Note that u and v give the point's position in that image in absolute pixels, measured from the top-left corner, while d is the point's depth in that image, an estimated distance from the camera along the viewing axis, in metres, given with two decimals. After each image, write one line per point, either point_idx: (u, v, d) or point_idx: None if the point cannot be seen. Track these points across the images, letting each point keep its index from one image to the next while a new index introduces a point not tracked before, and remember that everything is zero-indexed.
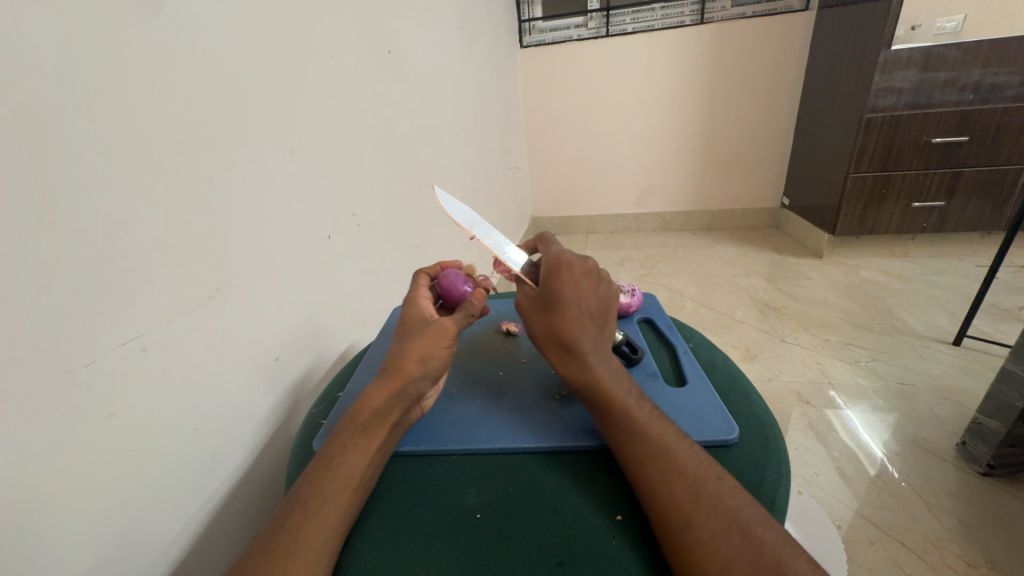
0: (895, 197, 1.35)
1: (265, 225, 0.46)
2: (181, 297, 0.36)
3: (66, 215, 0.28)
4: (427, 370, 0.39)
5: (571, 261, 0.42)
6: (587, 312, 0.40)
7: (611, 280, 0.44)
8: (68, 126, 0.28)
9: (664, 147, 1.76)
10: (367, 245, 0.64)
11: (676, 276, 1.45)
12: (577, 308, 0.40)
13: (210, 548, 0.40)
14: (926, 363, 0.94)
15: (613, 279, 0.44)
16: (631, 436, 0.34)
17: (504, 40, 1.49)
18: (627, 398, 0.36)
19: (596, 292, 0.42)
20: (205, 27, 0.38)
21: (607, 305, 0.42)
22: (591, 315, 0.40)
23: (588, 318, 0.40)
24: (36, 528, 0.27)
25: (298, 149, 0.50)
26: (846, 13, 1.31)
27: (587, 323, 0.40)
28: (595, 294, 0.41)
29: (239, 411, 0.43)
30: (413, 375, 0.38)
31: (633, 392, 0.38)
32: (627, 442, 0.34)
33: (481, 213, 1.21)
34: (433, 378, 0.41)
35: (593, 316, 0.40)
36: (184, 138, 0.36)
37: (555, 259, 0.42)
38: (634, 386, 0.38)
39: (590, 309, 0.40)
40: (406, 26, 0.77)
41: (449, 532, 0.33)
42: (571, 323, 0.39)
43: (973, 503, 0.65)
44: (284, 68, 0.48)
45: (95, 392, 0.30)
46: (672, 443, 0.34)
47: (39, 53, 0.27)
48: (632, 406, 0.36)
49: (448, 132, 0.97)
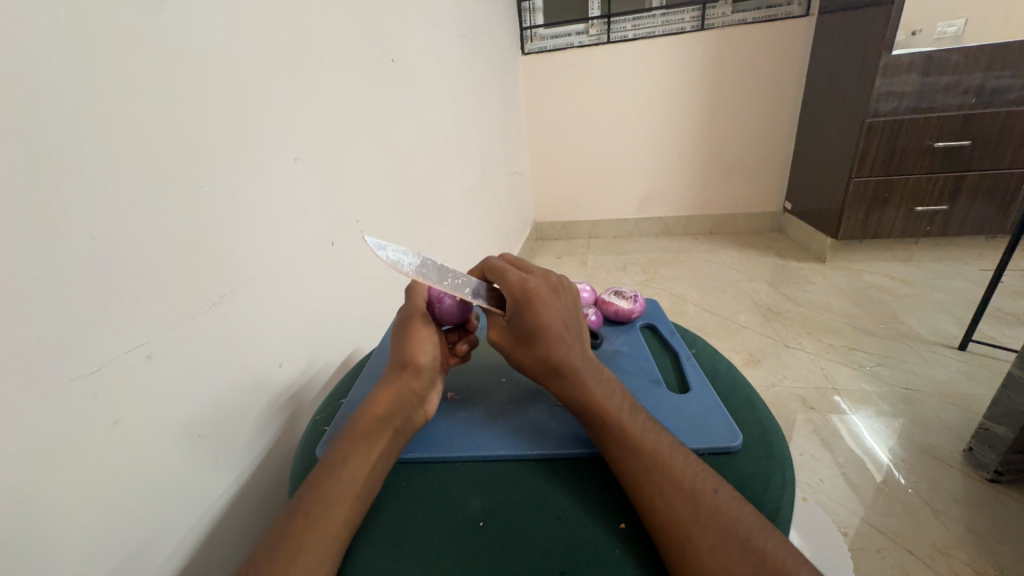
0: (898, 202, 1.34)
1: (268, 231, 0.46)
2: (186, 304, 0.37)
3: (74, 224, 0.29)
4: (425, 371, 0.41)
5: (537, 287, 0.41)
6: (567, 331, 0.40)
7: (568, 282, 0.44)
8: (75, 135, 0.29)
9: (666, 152, 1.77)
10: (369, 252, 0.65)
11: (678, 281, 1.45)
12: (557, 328, 0.40)
13: (212, 556, 0.39)
14: (932, 368, 0.94)
15: (572, 282, 0.44)
16: (630, 446, 0.34)
17: (506, 47, 1.50)
18: (618, 409, 0.37)
19: (566, 309, 0.41)
20: (206, 37, 0.38)
21: (578, 315, 0.43)
22: (571, 332, 0.40)
23: (569, 334, 0.40)
24: (39, 534, 0.27)
25: (301, 157, 0.51)
26: (847, 18, 1.31)
27: (571, 339, 0.40)
28: (566, 308, 0.41)
29: (242, 418, 0.43)
30: (409, 375, 0.40)
31: (626, 401, 0.38)
32: (622, 454, 0.34)
33: (483, 218, 1.22)
34: (432, 378, 0.42)
35: (573, 330, 0.41)
36: (189, 148, 0.37)
37: (520, 288, 0.40)
38: (627, 396, 0.39)
39: (567, 326, 0.41)
40: (408, 34, 0.78)
41: (452, 540, 0.33)
42: (556, 346, 0.39)
43: (981, 510, 0.64)
44: (287, 76, 0.48)
45: (101, 400, 0.31)
46: (665, 453, 0.34)
47: (45, 63, 0.27)
48: (623, 417, 0.36)
49: (450, 138, 0.98)
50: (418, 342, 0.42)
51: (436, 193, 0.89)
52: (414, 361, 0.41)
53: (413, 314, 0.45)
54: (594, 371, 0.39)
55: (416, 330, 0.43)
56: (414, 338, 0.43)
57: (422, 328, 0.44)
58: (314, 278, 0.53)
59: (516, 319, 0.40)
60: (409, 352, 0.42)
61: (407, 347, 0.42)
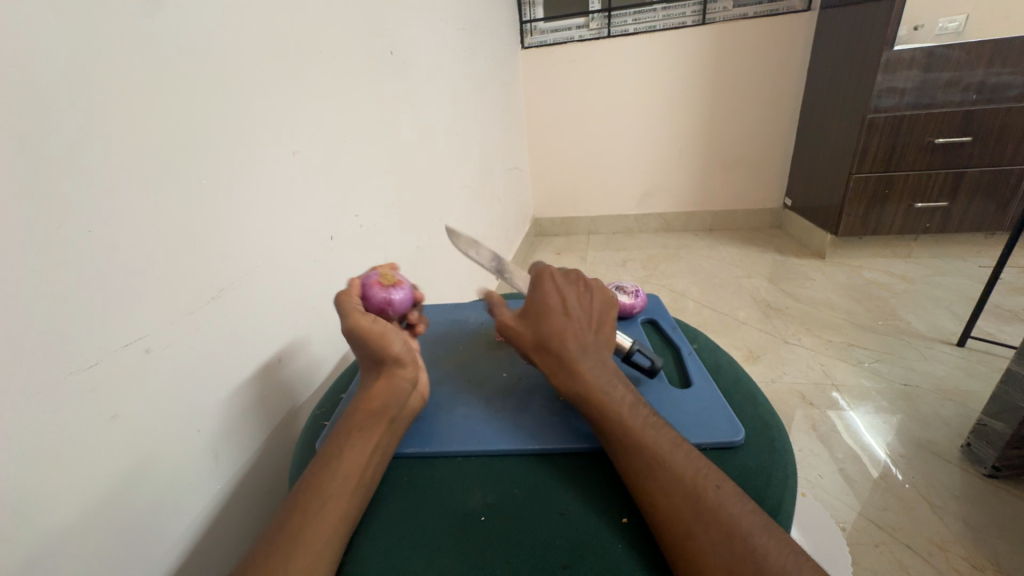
0: (897, 198, 1.34)
1: (266, 224, 0.45)
2: (184, 298, 0.36)
3: (71, 216, 0.28)
4: (406, 360, 0.40)
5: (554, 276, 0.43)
6: (573, 321, 0.41)
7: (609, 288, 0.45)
8: (72, 124, 0.28)
9: (666, 148, 1.76)
10: (368, 246, 0.64)
11: (678, 277, 1.45)
12: (558, 315, 0.41)
13: (212, 551, 0.39)
14: (930, 364, 0.94)
15: (605, 285, 0.44)
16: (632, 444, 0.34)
17: (505, 41, 1.48)
18: (619, 404, 0.36)
19: (583, 302, 0.42)
20: (202, 27, 0.38)
21: (598, 313, 0.42)
22: (576, 323, 0.41)
23: (575, 325, 0.41)
24: (36, 532, 0.27)
25: (299, 150, 0.50)
26: (848, 13, 1.30)
27: (575, 330, 0.41)
28: (581, 303, 0.42)
29: (239, 412, 0.42)
30: (393, 367, 0.39)
31: (627, 396, 0.37)
32: (623, 453, 0.34)
33: (483, 212, 1.21)
34: (414, 362, 0.41)
35: (581, 321, 0.41)
36: (186, 139, 0.36)
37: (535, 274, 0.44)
38: (630, 391, 0.38)
39: (575, 317, 0.41)
40: (406, 26, 0.77)
41: (454, 536, 0.33)
42: (557, 329, 0.40)
43: (979, 506, 0.65)
44: (285, 70, 0.48)
45: (99, 394, 0.30)
46: (667, 450, 0.33)
47: (42, 51, 0.27)
48: (625, 413, 0.36)
49: (449, 131, 0.97)
50: (381, 337, 0.39)
51: (435, 188, 0.89)
52: (387, 354, 0.39)
53: (353, 314, 0.39)
54: (596, 364, 0.39)
55: (373, 330, 0.39)
56: (375, 335, 0.39)
57: (375, 333, 0.39)
58: (311, 274, 0.52)
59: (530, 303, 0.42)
60: (381, 349, 0.39)
61: (376, 343, 0.39)
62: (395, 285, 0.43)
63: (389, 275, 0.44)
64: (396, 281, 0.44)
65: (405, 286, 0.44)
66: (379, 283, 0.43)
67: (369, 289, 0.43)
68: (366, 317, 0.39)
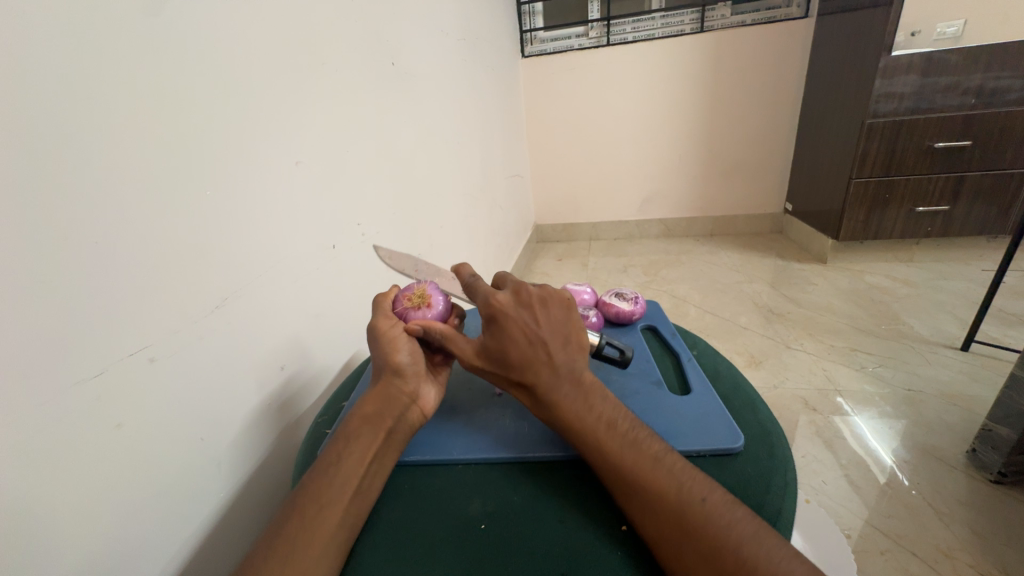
0: (899, 202, 1.34)
1: (268, 233, 0.46)
2: (187, 308, 0.37)
3: (74, 229, 0.29)
4: (406, 370, 0.40)
5: (503, 304, 0.40)
6: (540, 346, 0.38)
7: (562, 293, 0.43)
8: (76, 139, 0.29)
9: (666, 154, 1.77)
10: (370, 255, 0.65)
11: (680, 282, 1.45)
12: (524, 338, 0.38)
13: (213, 558, 0.39)
14: (933, 369, 0.94)
15: (559, 293, 0.41)
16: (613, 457, 0.34)
17: (505, 51, 1.50)
18: (596, 426, 0.36)
19: (543, 321, 0.39)
20: (202, 41, 0.38)
21: (563, 325, 0.40)
22: (544, 342, 0.38)
23: (546, 348, 0.38)
24: (40, 539, 0.27)
25: (303, 162, 0.51)
26: (845, 20, 1.31)
27: (547, 353, 0.38)
28: (543, 322, 0.39)
29: (242, 419, 0.43)
30: (391, 378, 0.40)
31: (606, 414, 0.36)
32: (610, 467, 0.34)
33: (484, 219, 1.22)
34: (417, 376, 0.41)
35: (550, 343, 0.39)
36: (189, 151, 0.37)
37: (486, 306, 0.40)
38: (610, 405, 0.37)
39: (541, 338, 0.38)
40: (407, 37, 0.78)
41: (453, 542, 0.33)
42: (527, 365, 0.38)
43: (985, 512, 0.64)
44: (287, 83, 0.49)
45: (103, 403, 0.31)
46: (649, 466, 0.33)
47: (50, 68, 0.28)
48: (602, 434, 0.35)
49: (450, 138, 0.98)
50: (391, 342, 0.41)
51: (437, 196, 0.89)
52: (392, 364, 0.40)
53: (377, 320, 0.42)
54: (571, 389, 0.37)
55: (386, 331, 0.41)
56: (388, 340, 0.41)
57: (387, 339, 0.41)
58: (314, 282, 0.53)
59: (489, 343, 0.39)
60: (387, 356, 0.40)
61: (384, 350, 0.41)
62: (425, 302, 0.44)
63: (425, 291, 0.45)
64: (427, 299, 0.44)
65: (430, 306, 0.44)
66: (407, 298, 0.44)
67: (399, 298, 0.45)
68: (386, 321, 0.42)
